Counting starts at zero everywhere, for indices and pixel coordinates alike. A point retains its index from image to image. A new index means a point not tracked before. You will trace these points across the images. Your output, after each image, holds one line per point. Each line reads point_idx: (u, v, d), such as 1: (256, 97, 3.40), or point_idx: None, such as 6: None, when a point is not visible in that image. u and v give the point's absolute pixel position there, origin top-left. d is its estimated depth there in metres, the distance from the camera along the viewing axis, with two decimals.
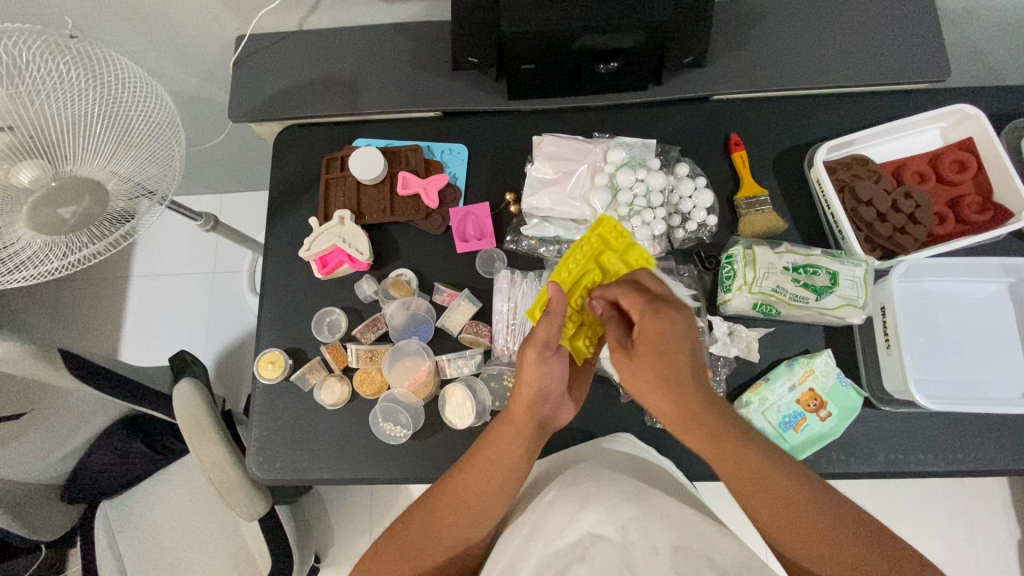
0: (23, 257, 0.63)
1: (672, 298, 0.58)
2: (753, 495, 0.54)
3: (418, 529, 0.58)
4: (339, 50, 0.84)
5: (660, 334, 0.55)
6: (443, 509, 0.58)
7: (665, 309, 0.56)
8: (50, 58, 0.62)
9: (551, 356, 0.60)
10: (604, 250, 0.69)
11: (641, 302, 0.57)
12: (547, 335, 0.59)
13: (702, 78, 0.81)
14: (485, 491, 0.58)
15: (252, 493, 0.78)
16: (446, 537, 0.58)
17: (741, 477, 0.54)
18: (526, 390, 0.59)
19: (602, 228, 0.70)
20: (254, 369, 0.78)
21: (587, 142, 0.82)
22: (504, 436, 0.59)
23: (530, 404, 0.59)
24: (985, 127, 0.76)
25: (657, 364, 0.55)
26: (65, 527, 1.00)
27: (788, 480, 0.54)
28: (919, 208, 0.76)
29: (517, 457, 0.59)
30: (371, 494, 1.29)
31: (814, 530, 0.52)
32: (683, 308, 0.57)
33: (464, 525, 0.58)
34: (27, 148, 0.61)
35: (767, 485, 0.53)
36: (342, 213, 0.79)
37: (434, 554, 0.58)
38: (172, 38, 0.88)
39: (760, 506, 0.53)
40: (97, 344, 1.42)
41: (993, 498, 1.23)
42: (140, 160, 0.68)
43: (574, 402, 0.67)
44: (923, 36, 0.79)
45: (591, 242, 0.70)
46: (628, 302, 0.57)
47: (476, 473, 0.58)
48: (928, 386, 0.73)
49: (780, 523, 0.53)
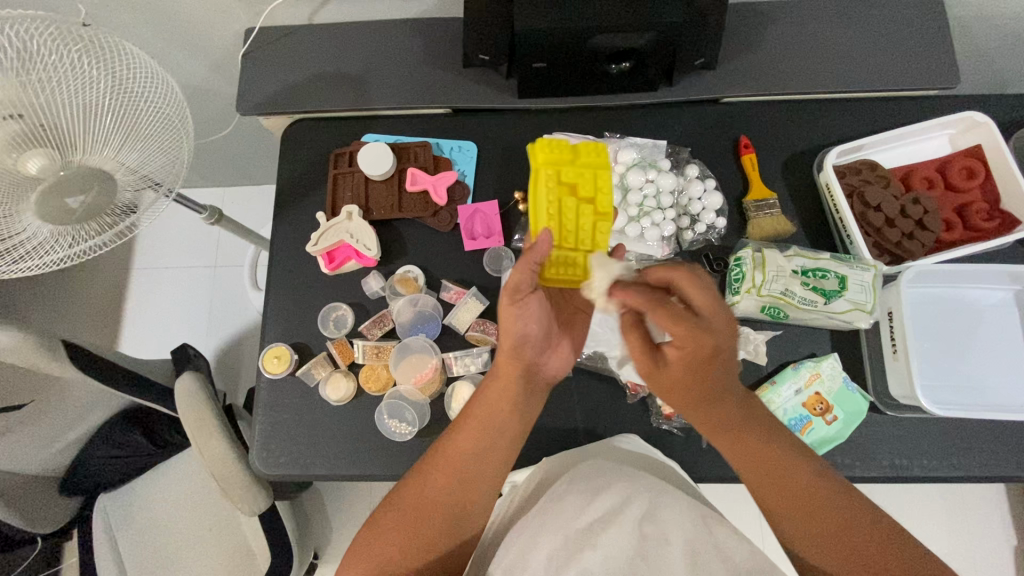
0: (30, 246, 0.63)
1: (717, 311, 0.52)
2: (782, 504, 0.54)
3: (413, 497, 0.57)
4: (349, 45, 0.84)
5: (704, 356, 0.52)
6: (438, 475, 0.58)
7: (709, 331, 0.51)
8: (60, 45, 0.61)
9: (530, 299, 0.58)
10: (560, 169, 0.66)
11: (686, 326, 0.51)
12: (522, 278, 0.58)
13: (713, 80, 0.81)
14: (475, 453, 0.58)
15: (254, 489, 0.77)
16: (443, 504, 0.57)
17: (777, 487, 0.55)
18: (506, 337, 0.58)
19: (542, 152, 0.66)
20: (259, 363, 0.78)
21: (597, 141, 0.82)
22: (493, 389, 0.59)
23: (510, 350, 0.58)
24: (995, 135, 0.76)
25: (697, 376, 0.54)
26: (59, 520, 0.98)
27: (835, 501, 0.53)
28: (927, 214, 0.76)
29: (507, 406, 0.59)
30: (370, 491, 1.28)
31: (819, 518, 0.53)
32: (727, 322, 0.53)
33: (462, 491, 0.57)
34: (35, 137, 0.60)
35: (784, 477, 0.55)
36: (350, 209, 0.79)
37: (434, 522, 0.56)
38: (180, 29, 0.87)
39: (769, 494, 0.55)
40: (96, 336, 1.41)
41: (990, 505, 1.24)
42: (148, 151, 0.67)
43: (566, 353, 0.63)
44: (934, 42, 0.79)
45: (547, 170, 0.66)
46: (672, 326, 0.51)
47: (467, 432, 0.58)
48: (933, 392, 0.74)
49: (808, 537, 0.53)
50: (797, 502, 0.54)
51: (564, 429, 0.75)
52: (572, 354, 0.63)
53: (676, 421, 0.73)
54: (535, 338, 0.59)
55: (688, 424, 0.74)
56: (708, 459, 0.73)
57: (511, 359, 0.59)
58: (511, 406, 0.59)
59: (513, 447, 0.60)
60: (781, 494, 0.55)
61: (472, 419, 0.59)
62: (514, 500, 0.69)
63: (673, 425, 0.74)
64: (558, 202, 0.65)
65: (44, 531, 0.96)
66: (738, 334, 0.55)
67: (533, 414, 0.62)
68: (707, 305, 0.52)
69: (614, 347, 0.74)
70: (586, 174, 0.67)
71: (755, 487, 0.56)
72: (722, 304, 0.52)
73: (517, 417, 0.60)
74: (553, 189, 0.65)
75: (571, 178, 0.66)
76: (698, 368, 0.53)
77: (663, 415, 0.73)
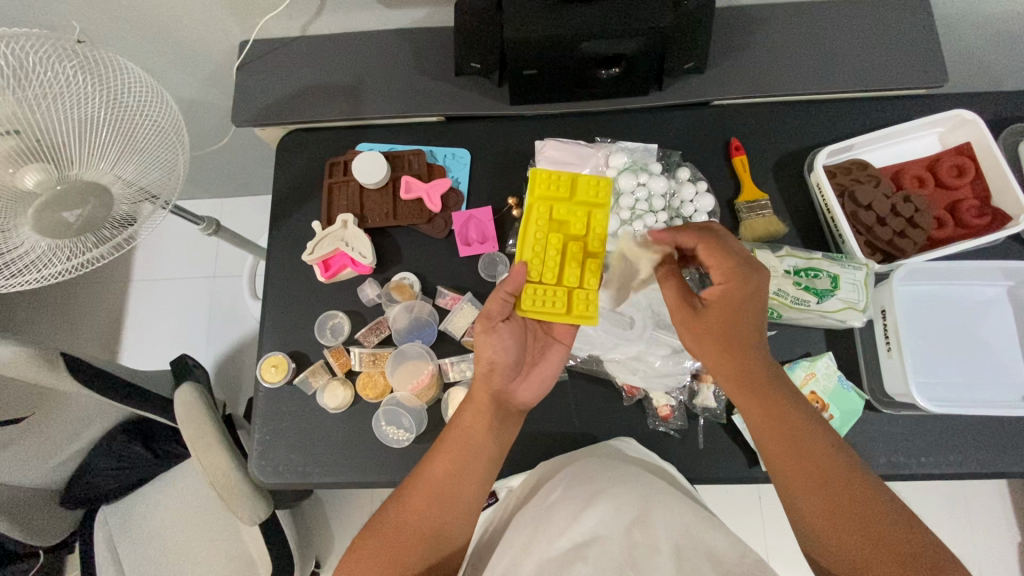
0: (28, 261, 0.63)
1: (745, 262, 0.60)
2: (803, 482, 0.55)
3: (396, 515, 0.57)
4: (342, 56, 0.85)
5: (734, 302, 0.59)
6: (418, 499, 0.58)
7: (749, 275, 0.59)
8: (56, 62, 0.62)
9: (500, 326, 0.63)
10: (555, 206, 0.68)
11: (724, 271, 0.59)
12: (493, 307, 0.62)
13: (703, 83, 0.81)
14: (453, 474, 0.58)
15: (253, 497, 0.78)
16: (426, 526, 0.57)
17: (792, 456, 0.56)
18: (479, 361, 0.62)
19: (539, 185, 0.68)
20: (256, 373, 0.78)
21: (588, 147, 0.83)
22: (466, 413, 0.62)
23: (482, 375, 0.62)
24: (983, 132, 0.77)
25: (724, 326, 0.59)
26: (58, 535, 0.98)
27: (853, 486, 0.54)
28: (917, 212, 0.77)
29: (482, 431, 0.60)
30: (371, 498, 1.28)
31: (837, 500, 0.54)
32: (757, 275, 0.59)
33: (447, 512, 0.57)
34: (32, 152, 0.61)
35: (810, 454, 0.56)
36: (344, 217, 0.80)
37: (415, 546, 0.56)
38: (175, 42, 0.88)
39: (792, 468, 0.56)
40: (96, 348, 1.41)
41: (992, 499, 1.24)
42: (144, 164, 0.68)
43: (536, 382, 0.65)
44: (921, 42, 0.80)
45: (539, 207, 0.68)
46: (718, 266, 0.60)
47: (443, 455, 0.59)
48: (928, 390, 0.74)
49: (816, 510, 0.54)
50: (814, 477, 0.55)
51: (561, 433, 0.75)
52: (545, 382, 0.66)
53: (672, 423, 0.74)
54: (504, 366, 0.62)
55: (684, 426, 0.74)
56: (705, 460, 0.73)
57: (482, 384, 0.62)
58: (485, 427, 0.61)
59: (496, 465, 0.61)
60: (805, 472, 0.55)
61: (451, 440, 0.60)
62: (510, 502, 0.70)
63: (670, 427, 0.74)
64: (545, 240, 0.67)
65: (44, 545, 0.96)
66: (760, 294, 0.59)
67: (509, 433, 0.63)
68: (732, 259, 0.60)
69: (609, 350, 0.75)
70: (580, 214, 0.68)
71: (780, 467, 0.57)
72: (754, 256, 0.60)
73: (495, 437, 0.61)
74: (542, 227, 0.67)
75: (565, 216, 0.68)
76: (717, 327, 0.59)
77: (659, 416, 0.74)
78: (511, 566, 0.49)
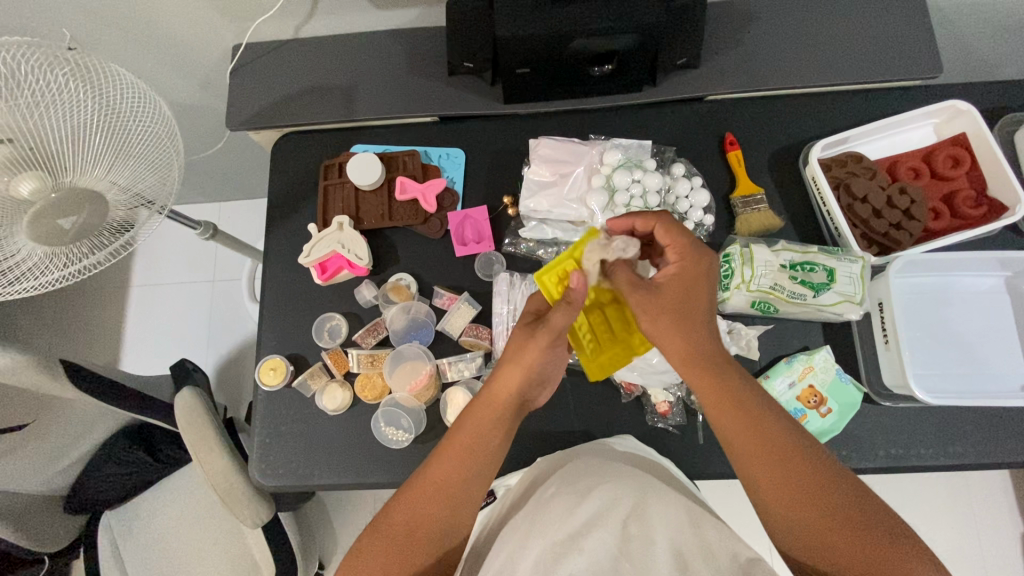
0: (24, 269, 0.63)
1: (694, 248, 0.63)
2: (759, 462, 0.53)
3: (400, 519, 0.56)
4: (335, 58, 0.85)
5: (699, 276, 0.59)
6: (422, 500, 0.56)
7: (705, 253, 0.60)
8: (47, 71, 0.62)
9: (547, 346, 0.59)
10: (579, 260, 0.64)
11: (684, 241, 0.61)
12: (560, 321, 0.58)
13: (697, 78, 0.81)
14: (464, 478, 0.57)
15: (254, 500, 0.77)
16: (431, 528, 0.55)
17: (747, 432, 0.54)
18: (519, 371, 0.58)
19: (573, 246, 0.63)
20: (255, 376, 0.78)
21: (583, 144, 0.84)
22: (482, 418, 0.59)
23: (521, 388, 0.59)
24: (977, 123, 0.77)
25: (680, 297, 0.58)
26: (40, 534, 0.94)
27: (814, 466, 0.53)
28: (913, 204, 0.76)
29: (495, 438, 0.59)
30: (374, 499, 1.29)
31: (791, 480, 0.52)
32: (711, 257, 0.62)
33: (448, 514, 0.56)
34: (27, 160, 0.61)
35: (761, 429, 0.54)
36: (341, 220, 0.79)
37: (420, 550, 0.55)
38: (167, 47, 0.88)
39: (743, 444, 0.54)
40: (98, 354, 1.41)
41: (996, 493, 1.23)
42: (140, 169, 0.69)
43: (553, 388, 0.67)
44: (915, 33, 0.80)
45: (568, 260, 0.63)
46: (672, 241, 0.61)
47: (456, 458, 0.57)
48: (926, 381, 0.74)
49: (775, 487, 0.52)
50: (772, 453, 0.53)
51: (560, 431, 0.75)
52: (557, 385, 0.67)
53: (671, 419, 0.74)
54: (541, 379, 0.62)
55: (683, 422, 0.74)
56: (704, 455, 0.73)
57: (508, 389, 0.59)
58: (503, 431, 0.59)
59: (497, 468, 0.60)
60: (756, 449, 0.53)
61: (461, 445, 0.58)
62: (508, 502, 0.70)
63: (668, 423, 0.74)
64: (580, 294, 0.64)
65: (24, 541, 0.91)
66: (713, 274, 0.60)
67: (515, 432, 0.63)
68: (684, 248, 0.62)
69: None
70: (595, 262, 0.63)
71: (735, 443, 0.55)
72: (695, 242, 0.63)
73: (503, 444, 0.59)
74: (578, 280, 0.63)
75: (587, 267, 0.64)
76: (669, 308, 0.57)
77: (658, 413, 0.74)
78: (508, 564, 0.49)
